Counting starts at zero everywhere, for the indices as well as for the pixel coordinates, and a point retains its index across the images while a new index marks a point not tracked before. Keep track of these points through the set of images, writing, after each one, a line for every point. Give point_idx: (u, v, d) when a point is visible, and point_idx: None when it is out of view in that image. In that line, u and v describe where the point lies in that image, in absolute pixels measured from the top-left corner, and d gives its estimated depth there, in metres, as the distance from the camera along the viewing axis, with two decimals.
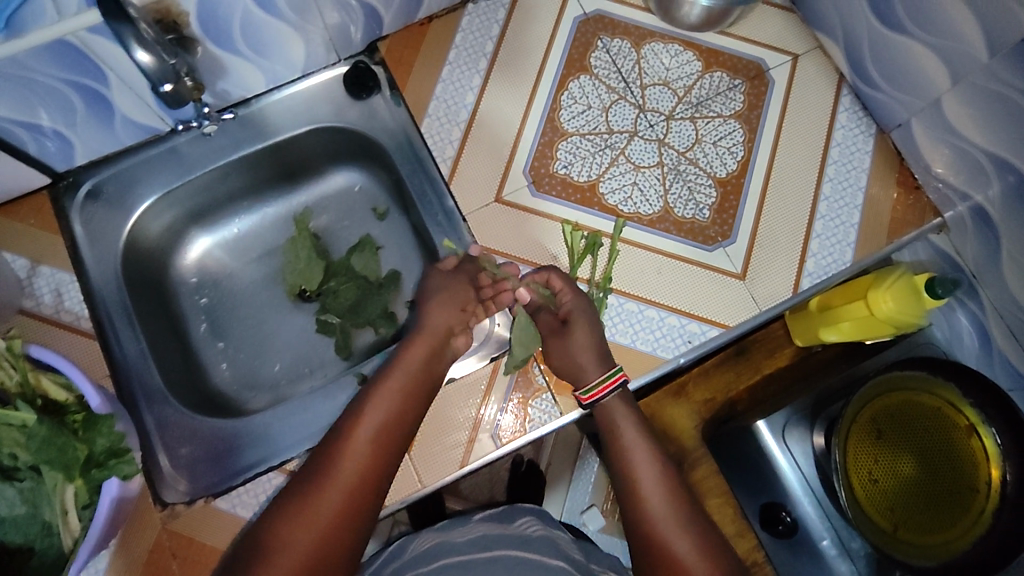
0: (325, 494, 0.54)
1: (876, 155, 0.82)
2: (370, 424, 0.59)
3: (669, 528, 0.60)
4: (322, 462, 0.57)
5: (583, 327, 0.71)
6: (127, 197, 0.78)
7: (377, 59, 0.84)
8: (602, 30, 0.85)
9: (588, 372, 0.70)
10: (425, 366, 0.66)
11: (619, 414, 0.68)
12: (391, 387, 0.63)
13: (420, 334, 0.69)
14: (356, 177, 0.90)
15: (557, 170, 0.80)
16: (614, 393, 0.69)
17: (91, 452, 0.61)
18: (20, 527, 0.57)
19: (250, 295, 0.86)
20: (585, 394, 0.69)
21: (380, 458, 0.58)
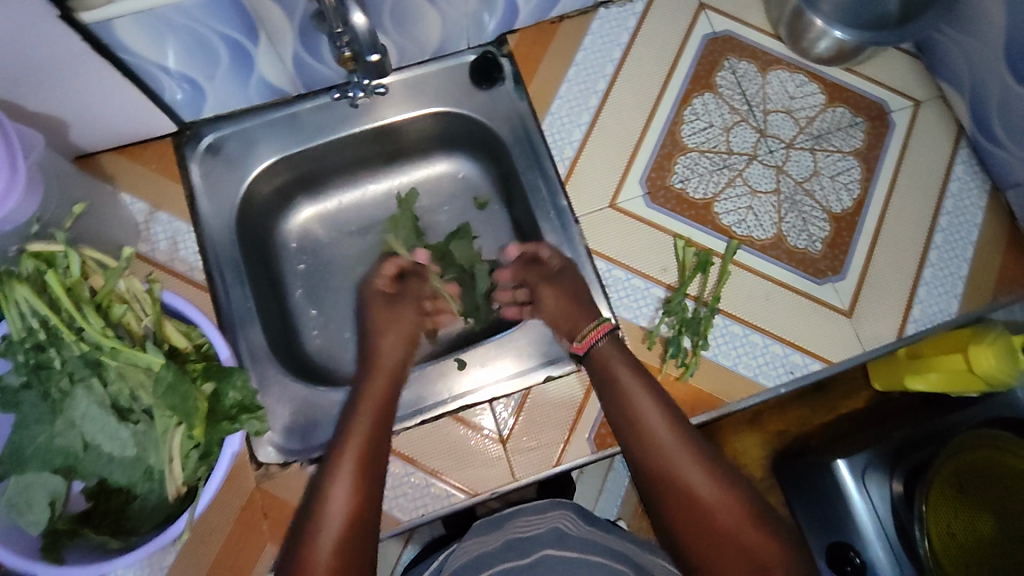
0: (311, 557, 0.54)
1: (988, 210, 0.82)
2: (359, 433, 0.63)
3: (685, 461, 0.60)
4: (302, 532, 0.57)
5: (569, 279, 0.74)
6: (247, 155, 0.78)
7: (505, 51, 0.84)
8: (730, 51, 0.85)
9: (580, 323, 0.71)
10: (392, 395, 0.68)
11: (613, 360, 0.68)
12: (371, 403, 0.66)
13: (375, 369, 0.70)
14: (462, 164, 0.90)
15: (673, 184, 0.80)
16: (606, 338, 0.69)
17: (216, 404, 0.58)
18: (126, 469, 0.56)
19: (344, 267, 0.86)
20: (580, 342, 0.69)
21: (360, 493, 0.59)
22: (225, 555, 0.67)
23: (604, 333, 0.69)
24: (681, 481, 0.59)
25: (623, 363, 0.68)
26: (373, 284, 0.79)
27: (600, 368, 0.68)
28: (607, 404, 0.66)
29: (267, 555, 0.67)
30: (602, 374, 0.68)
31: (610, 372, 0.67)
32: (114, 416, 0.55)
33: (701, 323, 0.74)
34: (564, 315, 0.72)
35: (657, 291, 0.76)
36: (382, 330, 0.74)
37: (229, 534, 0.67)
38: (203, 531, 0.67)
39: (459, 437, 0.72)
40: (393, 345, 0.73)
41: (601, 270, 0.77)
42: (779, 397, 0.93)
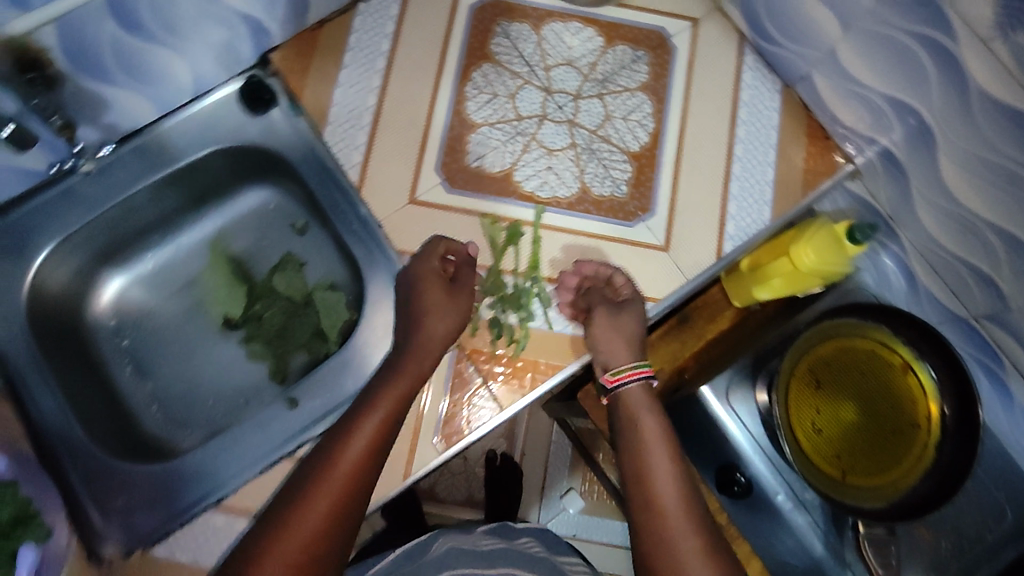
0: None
1: (784, 110, 0.82)
2: (341, 473, 0.56)
3: (681, 527, 0.57)
4: (272, 526, 0.53)
5: (632, 314, 0.72)
6: (22, 248, 0.74)
7: (271, 70, 0.81)
8: (499, 16, 0.83)
9: (618, 357, 0.70)
10: (391, 420, 0.61)
11: (638, 403, 0.68)
12: (363, 433, 0.59)
13: (395, 375, 0.65)
14: (268, 194, 0.87)
15: (470, 164, 0.79)
16: (640, 382, 0.69)
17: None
18: None
19: (173, 331, 0.84)
20: (611, 377, 0.69)
21: (338, 519, 0.54)
22: None
23: (640, 375, 0.69)
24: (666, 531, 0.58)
25: (651, 407, 0.67)
26: (429, 263, 0.71)
27: (623, 404, 0.68)
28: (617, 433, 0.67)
29: None
30: (620, 411, 0.68)
31: (633, 417, 0.67)
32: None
33: (522, 295, 0.74)
34: (603, 346, 0.70)
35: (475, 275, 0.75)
36: (439, 313, 0.68)
37: None
38: None
39: None
40: (445, 332, 0.68)
41: None
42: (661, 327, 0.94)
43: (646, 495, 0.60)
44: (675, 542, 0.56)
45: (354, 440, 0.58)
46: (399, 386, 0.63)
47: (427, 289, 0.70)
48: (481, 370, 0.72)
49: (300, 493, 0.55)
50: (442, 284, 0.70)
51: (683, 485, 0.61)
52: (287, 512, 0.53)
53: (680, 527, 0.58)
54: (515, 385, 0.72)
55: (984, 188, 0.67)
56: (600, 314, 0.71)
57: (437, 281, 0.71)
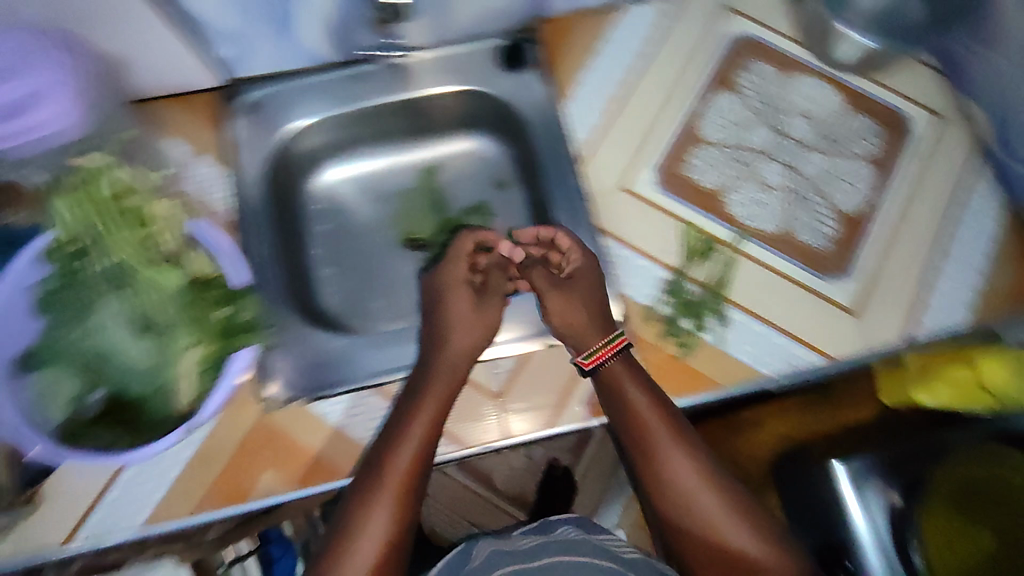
0: (358, 556, 0.63)
1: (1006, 225, 0.81)
2: (400, 466, 0.66)
3: (731, 523, 0.67)
4: (350, 507, 0.65)
5: (584, 282, 0.74)
6: (282, 116, 0.84)
7: (534, 37, 0.87)
8: (752, 54, 0.88)
9: (590, 337, 0.72)
10: (438, 413, 0.69)
11: (622, 379, 0.70)
12: (416, 428, 0.67)
13: (434, 375, 0.70)
14: (482, 143, 0.93)
15: (685, 173, 0.81)
16: (618, 357, 0.71)
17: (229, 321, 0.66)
18: (140, 376, 0.64)
19: (366, 232, 0.91)
20: (588, 359, 0.71)
21: (403, 508, 0.65)
22: (223, 478, 0.70)
23: (616, 350, 0.71)
24: (723, 536, 0.66)
25: (631, 381, 0.70)
26: (458, 271, 0.77)
27: (605, 384, 0.71)
28: (624, 433, 0.71)
29: (262, 484, 0.70)
30: (609, 394, 0.70)
31: (620, 396, 0.70)
32: (136, 332, 0.64)
33: (710, 305, 0.76)
34: (575, 317, 0.73)
35: (661, 272, 0.77)
36: (459, 328, 0.73)
37: (229, 460, 0.71)
38: (205, 454, 0.71)
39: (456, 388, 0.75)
40: (465, 348, 0.72)
41: (609, 249, 0.78)
42: (779, 401, 0.92)
43: (686, 502, 0.68)
44: (725, 535, 0.66)
45: (401, 451, 0.66)
46: (432, 405, 0.69)
47: (454, 297, 0.75)
48: (643, 360, 0.75)
49: (366, 490, 0.65)
50: (465, 290, 0.76)
51: (714, 485, 0.68)
52: (363, 494, 0.65)
53: (731, 526, 0.67)
54: (672, 385, 0.74)
55: None
56: (553, 295, 0.75)
57: (465, 287, 0.76)
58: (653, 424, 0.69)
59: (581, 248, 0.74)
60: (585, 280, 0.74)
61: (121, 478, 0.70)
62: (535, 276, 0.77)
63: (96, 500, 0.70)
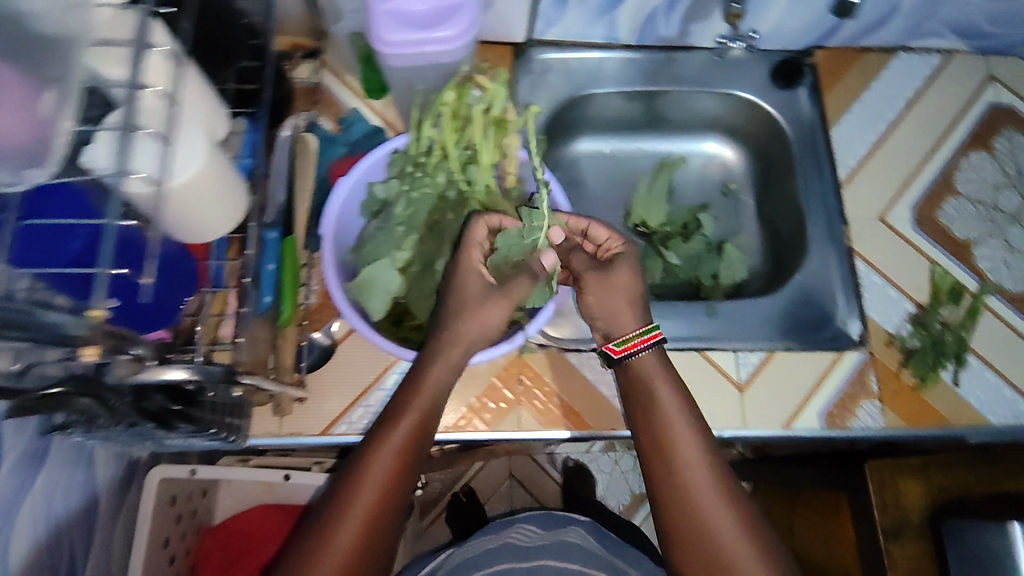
0: (342, 529, 0.54)
1: None
2: (378, 476, 0.56)
3: (721, 516, 0.62)
4: (347, 481, 0.56)
5: (624, 271, 0.71)
6: (566, 83, 0.90)
7: (810, 62, 0.92)
8: (1010, 123, 0.92)
9: (625, 324, 0.70)
10: (422, 411, 0.61)
11: (654, 372, 0.68)
12: (391, 436, 0.58)
13: (415, 384, 0.61)
14: (723, 150, 1.00)
15: (940, 219, 0.85)
16: (650, 348, 0.69)
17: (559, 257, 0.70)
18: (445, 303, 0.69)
19: (596, 208, 0.99)
20: (617, 346, 0.69)
21: (394, 482, 0.57)
22: (476, 404, 0.73)
23: (652, 341, 0.69)
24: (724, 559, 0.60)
25: (664, 375, 0.68)
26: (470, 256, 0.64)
27: (634, 376, 0.68)
28: (641, 438, 0.67)
29: (517, 415, 0.73)
30: (636, 385, 0.68)
31: (646, 395, 0.67)
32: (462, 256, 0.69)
33: (958, 343, 0.79)
34: (618, 312, 0.70)
35: (908, 305, 0.81)
36: (470, 317, 0.63)
37: (488, 384, 0.74)
38: (466, 374, 0.74)
39: (701, 368, 0.77)
40: (477, 339, 0.63)
41: (861, 270, 0.82)
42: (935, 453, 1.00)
43: (685, 491, 0.63)
44: (717, 537, 0.61)
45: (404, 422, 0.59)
46: (437, 380, 0.62)
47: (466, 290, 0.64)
48: (881, 383, 0.77)
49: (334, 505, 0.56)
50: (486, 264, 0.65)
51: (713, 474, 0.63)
52: (361, 460, 0.57)
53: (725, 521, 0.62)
54: (905, 411, 0.77)
55: None
56: (589, 278, 0.71)
57: (477, 278, 0.64)
58: (675, 427, 0.65)
59: (618, 237, 0.73)
60: (625, 256, 0.72)
61: (385, 382, 0.71)
62: (575, 260, 0.73)
63: (352, 404, 0.70)
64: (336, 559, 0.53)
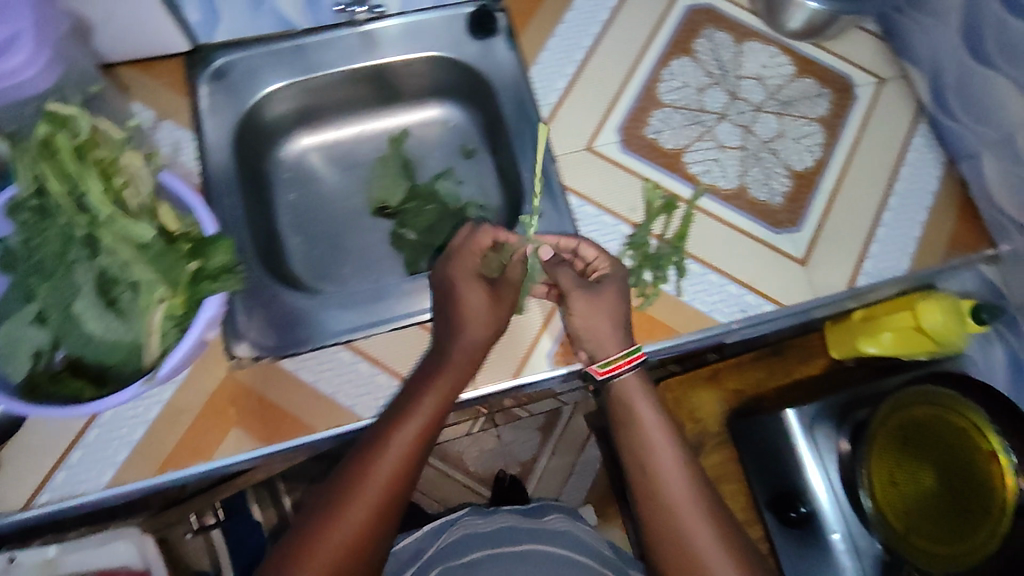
0: (359, 495, 0.60)
1: (942, 186, 0.87)
2: (377, 480, 0.61)
3: (690, 512, 0.65)
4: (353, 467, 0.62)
5: (611, 292, 0.74)
6: (252, 80, 0.84)
7: (502, 6, 0.89)
8: (709, 22, 0.90)
9: (609, 347, 0.73)
10: (430, 420, 0.66)
11: (634, 393, 0.73)
12: (397, 444, 0.63)
13: (431, 384, 0.68)
14: (453, 113, 0.96)
15: (647, 134, 0.85)
16: (633, 370, 0.73)
17: (203, 266, 0.64)
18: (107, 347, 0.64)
19: (335, 202, 0.92)
20: (601, 368, 0.72)
21: (390, 496, 0.61)
22: (188, 438, 0.70)
23: (632, 365, 0.73)
24: (683, 536, 0.64)
25: (646, 398, 0.73)
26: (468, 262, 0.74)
27: (616, 396, 0.73)
28: (620, 433, 0.72)
29: (231, 440, 0.70)
30: (623, 406, 0.72)
31: (630, 407, 0.72)
32: (103, 303, 0.63)
33: (667, 256, 0.78)
34: (602, 330, 0.73)
35: (624, 228, 0.81)
36: (474, 320, 0.71)
37: (196, 416, 0.70)
38: (172, 412, 0.70)
39: (426, 341, 0.76)
40: (483, 335, 0.71)
41: (573, 206, 0.81)
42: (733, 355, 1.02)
43: (656, 482, 0.67)
44: (681, 520, 0.65)
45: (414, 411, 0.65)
46: (452, 379, 0.69)
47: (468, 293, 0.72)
48: None
49: (331, 508, 0.59)
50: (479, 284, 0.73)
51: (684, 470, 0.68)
52: (369, 451, 0.63)
53: (695, 517, 0.65)
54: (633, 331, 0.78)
55: None
56: (577, 297, 0.74)
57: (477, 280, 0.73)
58: (649, 425, 0.71)
59: (609, 259, 0.76)
60: (615, 281, 0.75)
61: (84, 439, 0.69)
62: (560, 276, 0.76)
63: (54, 470, 0.68)
64: (351, 521, 0.58)
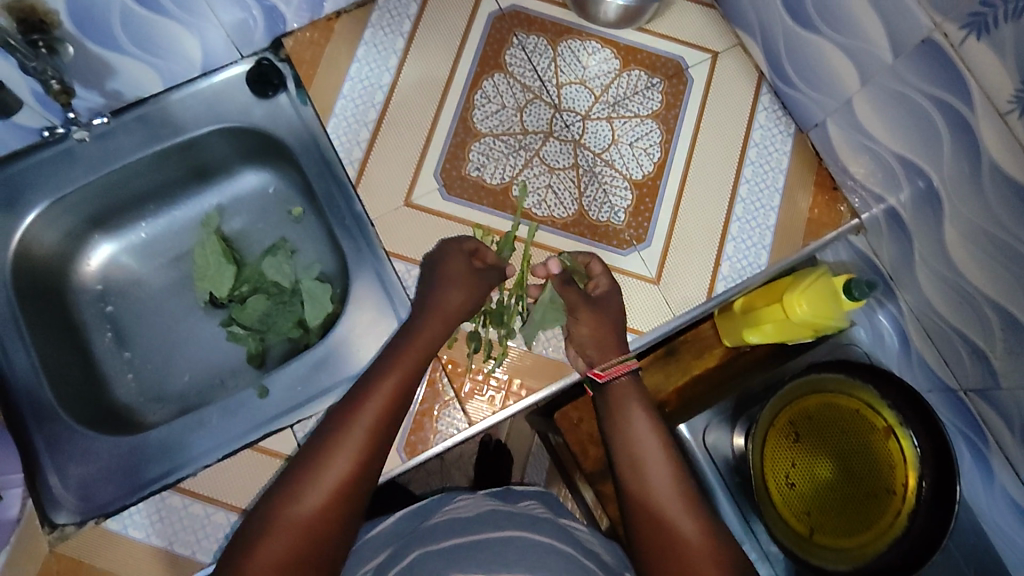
0: (317, 479, 0.55)
1: (795, 156, 0.81)
2: (353, 440, 0.57)
3: (675, 508, 0.60)
4: (321, 443, 0.58)
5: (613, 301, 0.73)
6: (11, 200, 0.74)
7: (282, 55, 0.79)
8: (517, 27, 0.81)
9: (603, 352, 0.71)
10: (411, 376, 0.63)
11: (628, 394, 0.69)
12: (374, 398, 0.60)
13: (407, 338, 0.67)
14: (269, 178, 0.86)
15: (469, 173, 0.77)
16: (630, 374, 0.70)
17: None
18: None
19: (157, 304, 0.84)
20: (601, 371, 0.70)
21: (365, 464, 0.57)
22: None
23: (629, 369, 0.70)
24: (673, 526, 0.59)
25: (639, 401, 0.69)
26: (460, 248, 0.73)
27: (613, 397, 0.69)
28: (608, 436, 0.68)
29: None
30: (612, 405, 0.69)
31: (623, 410, 0.68)
32: None
33: (506, 312, 0.74)
34: (588, 344, 0.71)
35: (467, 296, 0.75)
36: (456, 283, 0.70)
37: None
38: None
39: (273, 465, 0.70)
40: (460, 300, 0.69)
41: (399, 272, 0.75)
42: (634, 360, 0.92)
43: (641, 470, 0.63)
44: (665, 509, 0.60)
45: (388, 377, 0.62)
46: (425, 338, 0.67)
47: (450, 264, 0.71)
48: (453, 383, 0.73)
49: (293, 478, 0.56)
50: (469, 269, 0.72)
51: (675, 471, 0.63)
52: (340, 419, 0.59)
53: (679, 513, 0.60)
54: (487, 402, 0.73)
55: (989, 265, 0.64)
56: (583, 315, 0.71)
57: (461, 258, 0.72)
58: (639, 425, 0.67)
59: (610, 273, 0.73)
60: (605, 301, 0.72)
61: None
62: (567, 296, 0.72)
63: None
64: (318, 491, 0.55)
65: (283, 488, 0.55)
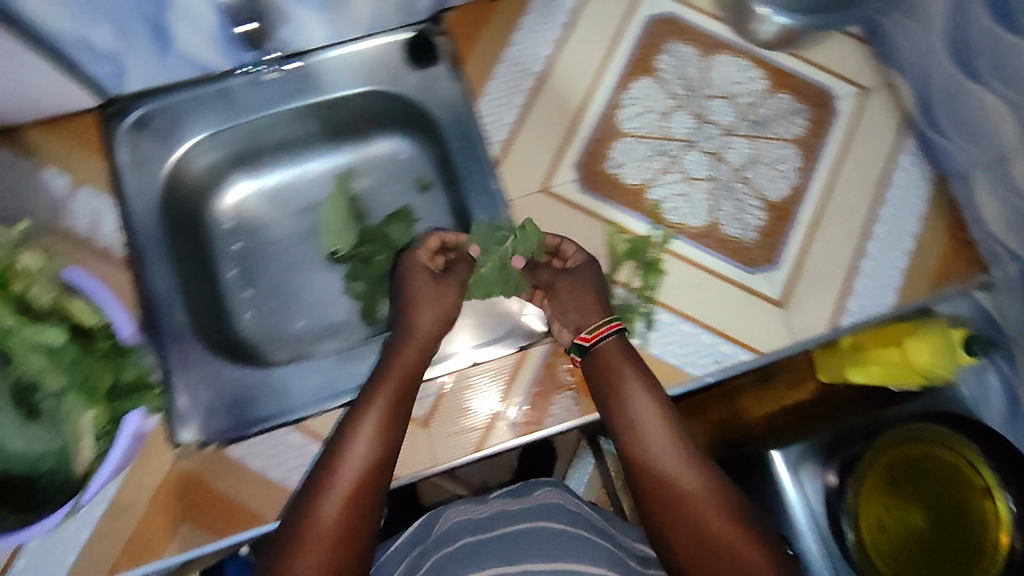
0: (327, 497, 0.57)
1: (931, 202, 0.80)
2: (352, 460, 0.59)
3: (688, 483, 0.60)
4: (323, 465, 0.60)
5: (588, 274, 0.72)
6: (172, 129, 0.78)
7: (442, 29, 0.82)
8: (672, 34, 0.82)
9: (589, 316, 0.70)
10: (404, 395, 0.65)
11: (616, 360, 0.67)
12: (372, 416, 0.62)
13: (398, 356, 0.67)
14: (404, 145, 0.88)
15: (608, 169, 0.78)
16: (614, 337, 0.69)
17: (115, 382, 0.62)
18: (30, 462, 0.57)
19: (282, 249, 0.86)
20: (588, 334, 0.69)
21: (374, 476, 0.59)
22: (138, 532, 0.68)
23: (613, 331, 0.69)
24: (687, 504, 0.59)
25: (629, 365, 0.67)
26: (417, 257, 0.73)
27: (605, 365, 0.67)
28: (607, 406, 0.66)
29: (180, 536, 0.68)
30: (602, 374, 0.67)
31: (618, 379, 0.66)
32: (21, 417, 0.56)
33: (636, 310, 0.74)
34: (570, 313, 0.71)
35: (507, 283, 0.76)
36: (425, 303, 0.70)
37: (142, 512, 0.68)
38: (116, 510, 0.68)
39: None
40: (433, 320, 0.70)
41: None
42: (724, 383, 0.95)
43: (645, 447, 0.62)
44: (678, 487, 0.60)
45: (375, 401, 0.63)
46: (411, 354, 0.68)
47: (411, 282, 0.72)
48: (569, 369, 0.74)
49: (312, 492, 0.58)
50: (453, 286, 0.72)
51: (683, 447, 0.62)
52: (340, 438, 0.61)
53: (694, 489, 0.60)
54: None
55: None
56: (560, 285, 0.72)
57: (424, 272, 0.73)
58: (634, 395, 0.65)
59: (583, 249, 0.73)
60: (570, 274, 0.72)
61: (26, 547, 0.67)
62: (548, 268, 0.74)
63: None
64: (331, 507, 0.57)
65: (299, 509, 0.58)
